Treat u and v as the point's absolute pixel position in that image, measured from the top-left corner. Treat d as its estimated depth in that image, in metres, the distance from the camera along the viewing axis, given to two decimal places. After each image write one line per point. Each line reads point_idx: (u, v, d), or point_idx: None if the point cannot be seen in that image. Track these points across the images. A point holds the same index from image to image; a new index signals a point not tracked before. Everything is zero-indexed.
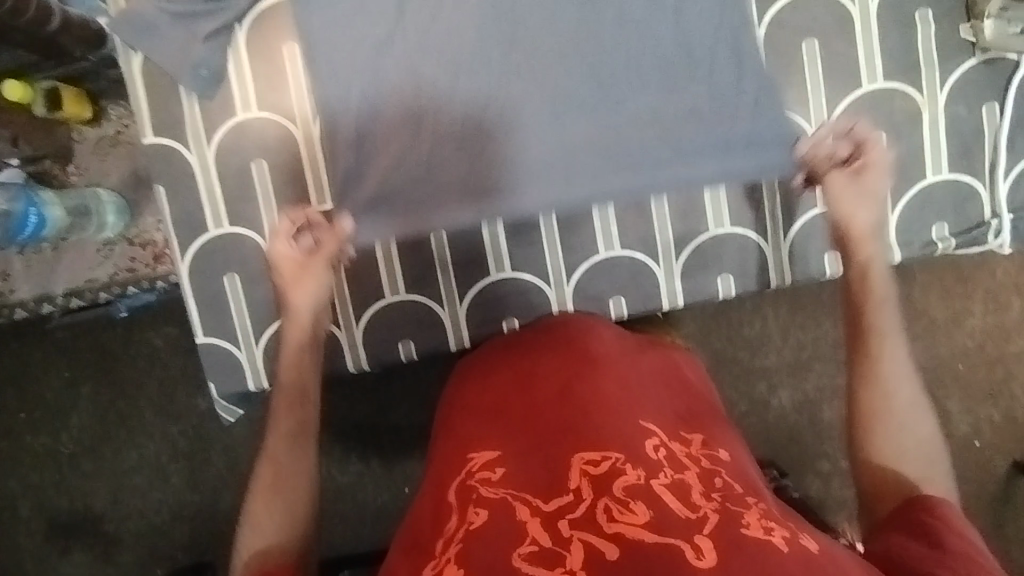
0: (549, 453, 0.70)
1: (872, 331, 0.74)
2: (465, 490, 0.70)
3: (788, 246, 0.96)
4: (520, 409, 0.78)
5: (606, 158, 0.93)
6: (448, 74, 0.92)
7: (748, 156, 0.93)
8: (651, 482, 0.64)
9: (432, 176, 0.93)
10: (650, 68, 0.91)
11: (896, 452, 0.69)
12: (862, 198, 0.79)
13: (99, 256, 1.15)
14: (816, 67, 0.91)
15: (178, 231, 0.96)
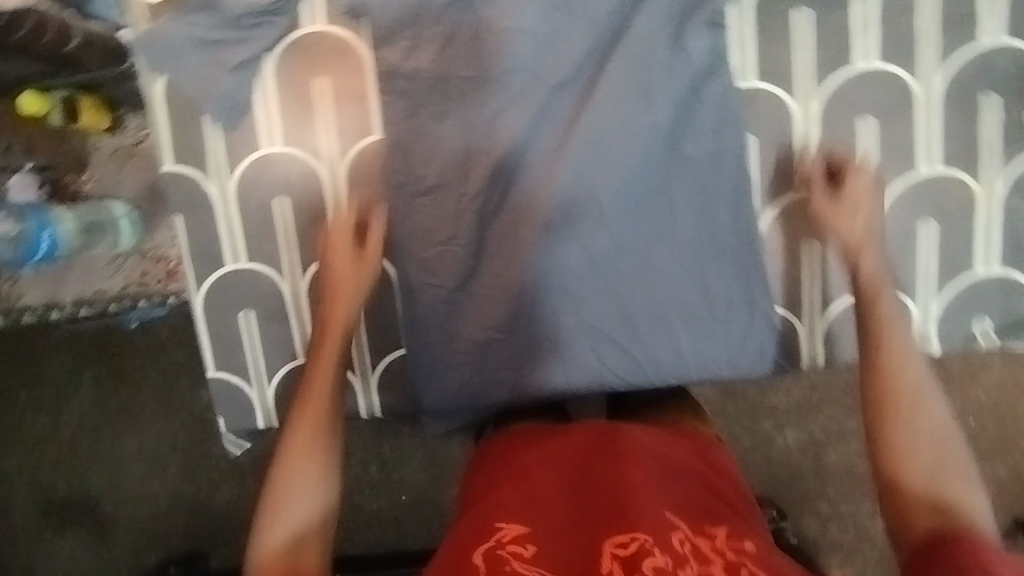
0: (578, 534, 0.66)
1: (884, 359, 0.69)
2: (494, 560, 0.63)
3: (822, 326, 0.93)
4: (547, 485, 0.72)
5: (627, 339, 0.89)
6: (474, 159, 0.86)
7: (790, 233, 0.90)
8: (679, 571, 0.61)
9: (450, 264, 0.88)
10: (693, 197, 0.86)
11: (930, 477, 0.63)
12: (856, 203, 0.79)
13: (110, 269, 1.12)
14: (874, 147, 0.87)
15: (194, 263, 0.93)
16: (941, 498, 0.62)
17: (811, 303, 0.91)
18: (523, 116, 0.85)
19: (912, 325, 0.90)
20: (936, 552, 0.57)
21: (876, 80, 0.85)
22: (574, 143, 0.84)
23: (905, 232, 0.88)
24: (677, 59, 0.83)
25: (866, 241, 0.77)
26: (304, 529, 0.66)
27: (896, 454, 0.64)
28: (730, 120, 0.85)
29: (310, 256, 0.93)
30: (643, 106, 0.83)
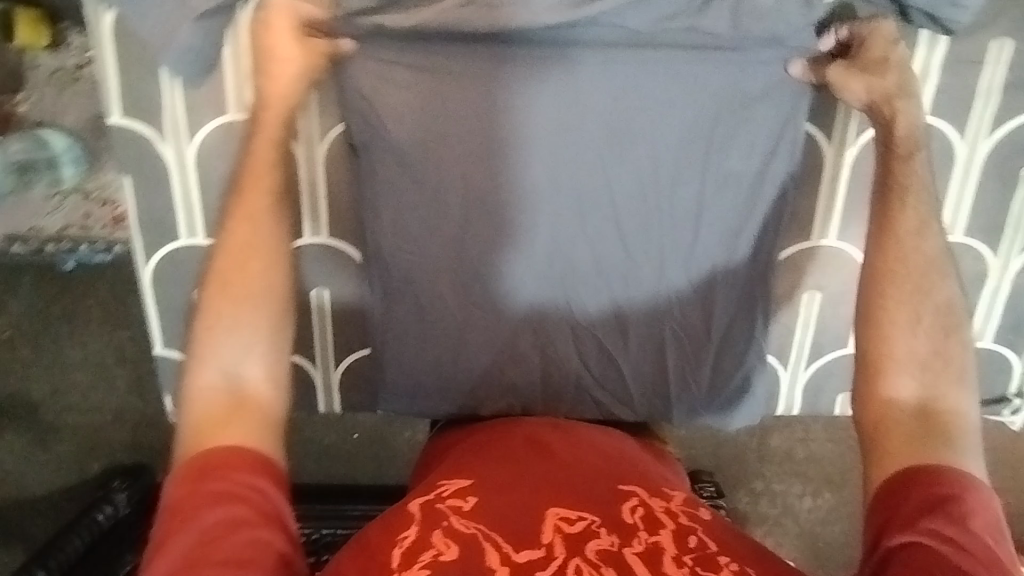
0: (526, 497, 0.63)
1: (900, 267, 0.69)
2: (433, 512, 0.62)
3: (805, 377, 0.91)
4: (503, 452, 0.70)
5: (614, 345, 0.82)
6: (471, 139, 0.74)
7: (795, 282, 0.85)
8: (625, 549, 0.58)
9: (420, 259, 0.79)
10: (708, 216, 0.78)
11: (919, 402, 0.65)
12: (877, 63, 0.71)
13: (48, 205, 0.98)
14: None
15: (144, 232, 0.83)
16: (931, 404, 0.65)
17: (799, 353, 0.89)
18: (539, 97, 0.73)
19: None
20: (911, 480, 0.61)
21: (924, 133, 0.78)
22: (605, 136, 0.74)
23: None
24: (740, 95, 0.73)
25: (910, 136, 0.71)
26: (238, 376, 0.66)
27: (889, 368, 0.67)
28: (762, 142, 0.75)
29: None
30: (676, 106, 0.73)
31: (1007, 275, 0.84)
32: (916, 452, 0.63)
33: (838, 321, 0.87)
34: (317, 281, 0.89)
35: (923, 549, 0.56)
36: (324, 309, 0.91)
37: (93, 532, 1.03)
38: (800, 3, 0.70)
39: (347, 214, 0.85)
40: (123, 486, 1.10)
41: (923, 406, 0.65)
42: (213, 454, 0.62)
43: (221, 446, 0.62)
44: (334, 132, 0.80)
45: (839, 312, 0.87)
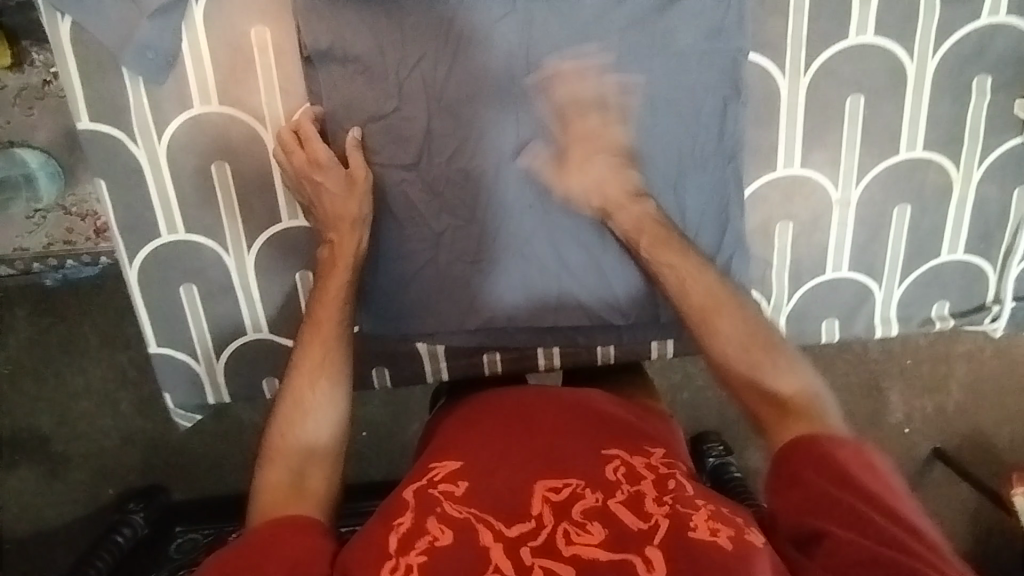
0: (515, 465, 0.64)
1: (696, 284, 0.73)
2: (425, 498, 0.62)
3: (789, 309, 0.91)
4: (484, 428, 0.69)
5: (593, 267, 0.86)
6: (423, 77, 0.79)
7: (769, 211, 0.86)
8: (610, 503, 0.60)
9: (396, 199, 0.83)
10: (662, 126, 0.81)
11: (772, 390, 0.66)
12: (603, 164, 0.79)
13: (31, 223, 1.01)
14: (859, 128, 0.83)
15: (124, 234, 0.84)
16: (776, 393, 0.66)
17: (784, 281, 0.89)
18: (478, 22, 0.78)
19: (874, 308, 0.91)
20: (797, 447, 0.62)
21: (871, 54, 0.80)
22: (563, 59, 0.79)
23: (879, 215, 0.86)
24: (670, 6, 0.79)
25: (638, 224, 0.78)
26: (304, 472, 0.66)
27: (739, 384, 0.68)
28: (708, 45, 0.79)
29: (253, 228, 0.85)
30: (612, 22, 0.79)
31: (971, 183, 0.85)
32: (788, 426, 0.64)
33: (817, 248, 0.88)
34: (298, 264, 0.87)
35: (812, 491, 0.58)
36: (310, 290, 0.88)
37: (114, 554, 1.09)
38: None
39: None
40: (139, 506, 1.16)
41: (777, 394, 0.66)
42: (285, 528, 0.60)
43: (273, 527, 0.60)
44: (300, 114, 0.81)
45: (818, 238, 0.88)
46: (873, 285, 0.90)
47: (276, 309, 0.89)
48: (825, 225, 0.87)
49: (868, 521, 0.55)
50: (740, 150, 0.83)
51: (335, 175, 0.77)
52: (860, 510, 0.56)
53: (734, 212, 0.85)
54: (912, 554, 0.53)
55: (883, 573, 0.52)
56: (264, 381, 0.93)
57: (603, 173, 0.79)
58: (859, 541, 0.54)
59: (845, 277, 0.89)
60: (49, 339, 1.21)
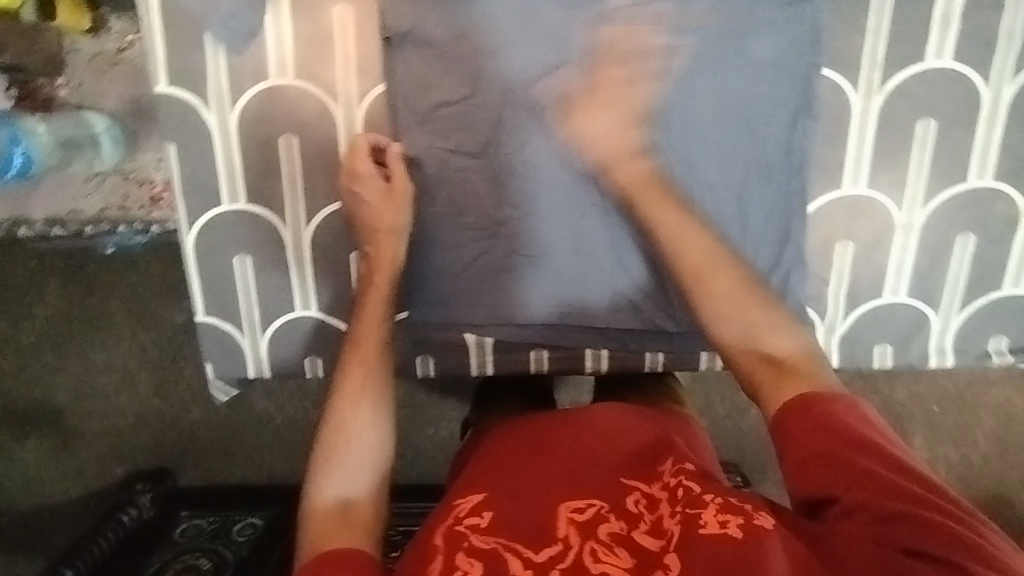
0: (537, 494, 0.63)
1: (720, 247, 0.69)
2: (451, 536, 0.59)
3: (842, 330, 0.90)
4: (499, 461, 0.69)
5: (642, 272, 0.85)
6: (487, 72, 0.79)
7: (831, 229, 0.86)
8: (635, 531, 0.59)
9: (456, 189, 0.83)
10: (729, 134, 0.81)
11: (749, 338, 0.64)
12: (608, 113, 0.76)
13: (89, 186, 1.02)
14: (930, 152, 0.82)
15: (187, 199, 0.85)
16: (774, 355, 0.64)
17: (840, 301, 0.88)
18: (544, 22, 0.78)
19: (929, 336, 0.89)
20: (796, 411, 0.59)
21: (946, 79, 0.80)
22: (626, 71, 0.79)
23: (942, 242, 0.85)
24: (755, 14, 0.78)
25: (638, 180, 0.74)
26: (349, 499, 0.62)
27: (741, 338, 0.65)
28: (780, 57, 0.79)
29: (315, 203, 0.86)
30: (681, 28, 0.79)
31: None
32: (784, 386, 0.61)
33: (876, 271, 0.87)
34: (354, 243, 0.87)
35: (811, 451, 0.57)
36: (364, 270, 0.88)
37: (118, 532, 1.13)
38: None
39: None
40: (146, 488, 1.20)
41: (771, 349, 0.64)
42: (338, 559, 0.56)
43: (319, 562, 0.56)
44: (374, 93, 0.82)
45: (877, 260, 0.87)
46: (929, 313, 0.88)
47: (327, 287, 0.89)
48: (886, 247, 0.86)
49: (864, 470, 0.55)
50: (807, 165, 0.83)
51: (371, 186, 0.80)
52: (860, 463, 0.55)
53: (795, 226, 0.84)
54: (922, 505, 0.52)
55: (896, 527, 0.52)
56: (306, 360, 0.92)
57: (603, 130, 0.76)
58: (870, 502, 0.53)
59: (901, 303, 0.88)
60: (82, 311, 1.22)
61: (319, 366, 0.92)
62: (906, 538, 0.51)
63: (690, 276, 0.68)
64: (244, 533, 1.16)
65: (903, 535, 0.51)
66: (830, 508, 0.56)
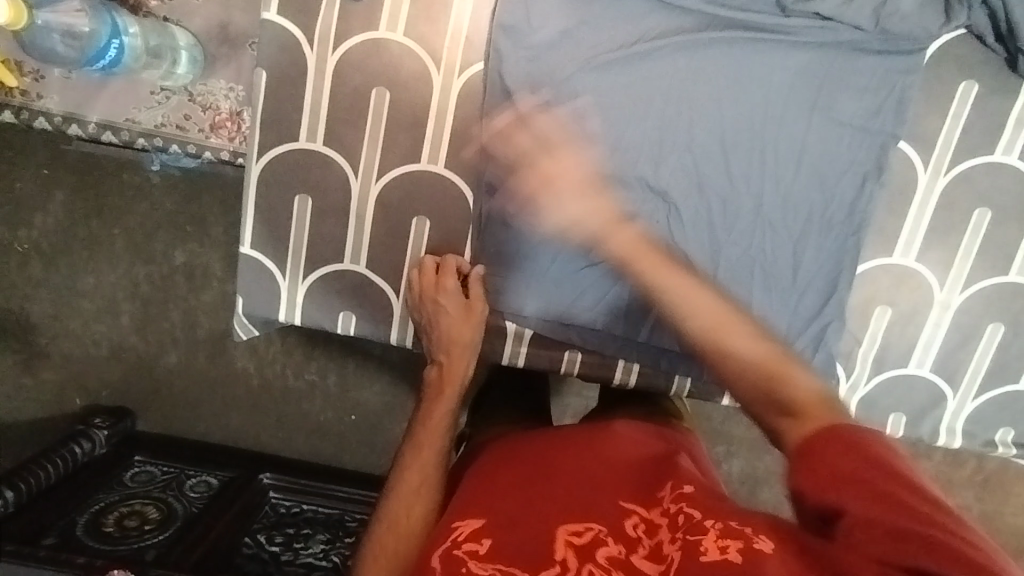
0: (536, 519, 0.64)
1: (711, 328, 0.59)
2: (449, 560, 0.61)
3: (863, 391, 0.92)
4: (500, 486, 0.69)
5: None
6: (576, 71, 0.81)
7: (875, 293, 0.89)
8: (632, 556, 0.59)
9: None
10: (798, 181, 0.83)
11: (757, 374, 0.57)
12: (577, 202, 0.70)
13: (152, 99, 1.01)
14: (979, 239, 0.87)
15: (264, 129, 0.85)
16: (789, 401, 0.56)
17: (867, 362, 0.91)
18: (644, 38, 0.81)
19: (942, 415, 0.92)
20: (820, 440, 0.52)
21: (1009, 174, 0.85)
22: (723, 103, 0.82)
23: (973, 326, 0.89)
24: (855, 73, 0.82)
25: (636, 243, 0.66)
26: None
27: (781, 370, 0.57)
28: (861, 120, 0.82)
29: (391, 159, 0.86)
30: (777, 72, 0.81)
31: None
32: (805, 418, 0.54)
33: (906, 341, 0.90)
34: (418, 208, 0.88)
35: (827, 465, 0.51)
36: (420, 237, 0.89)
37: (69, 462, 1.10)
38: (926, 20, 0.80)
39: (466, 146, 0.86)
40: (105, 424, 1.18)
41: (779, 378, 0.57)
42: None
43: None
44: (475, 67, 0.84)
45: (910, 331, 0.90)
46: (947, 391, 0.92)
47: (380, 245, 0.89)
48: (922, 320, 0.89)
49: (882, 494, 0.49)
50: (865, 227, 0.85)
51: (454, 299, 0.81)
52: (875, 484, 0.50)
53: (842, 280, 0.86)
54: (929, 527, 0.47)
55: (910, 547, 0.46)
56: (340, 314, 0.91)
57: (586, 207, 0.70)
58: (883, 518, 0.48)
59: (923, 377, 0.91)
60: (95, 224, 1.18)
61: (351, 323, 0.91)
62: (913, 558, 0.46)
63: (709, 333, 0.59)
64: (196, 490, 1.13)
65: (900, 555, 0.46)
66: (838, 526, 0.50)
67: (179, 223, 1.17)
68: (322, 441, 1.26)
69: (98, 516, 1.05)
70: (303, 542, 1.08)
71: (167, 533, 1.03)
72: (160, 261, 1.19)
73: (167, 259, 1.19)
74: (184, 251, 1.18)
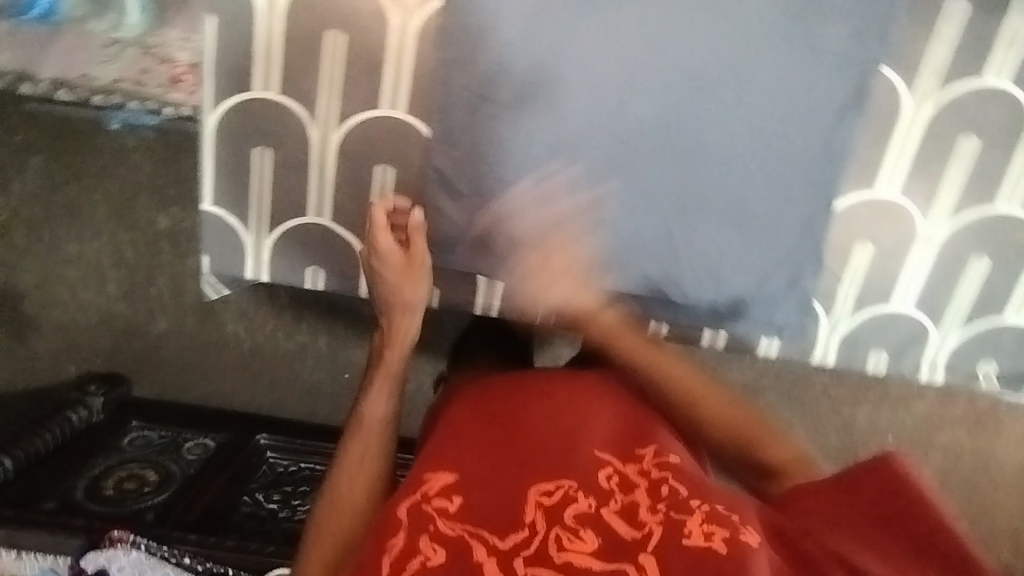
0: (509, 473, 0.63)
1: (701, 391, 0.75)
2: (417, 516, 0.60)
3: (843, 329, 0.91)
4: (472, 437, 0.68)
5: (636, 247, 0.84)
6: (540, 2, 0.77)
7: (856, 229, 0.86)
8: (603, 509, 0.60)
9: (490, 122, 0.81)
10: (772, 115, 0.80)
11: (736, 421, 0.74)
12: (548, 283, 0.80)
13: (106, 53, 0.98)
14: (966, 169, 0.84)
15: (216, 78, 0.82)
16: (770, 462, 0.72)
17: (846, 300, 0.89)
18: None
19: (924, 350, 0.91)
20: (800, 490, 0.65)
21: (997, 100, 0.81)
22: (692, 32, 0.78)
23: (957, 261, 0.87)
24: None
25: (616, 327, 0.78)
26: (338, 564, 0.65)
27: (761, 441, 0.73)
28: (839, 47, 0.78)
29: (350, 106, 0.83)
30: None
31: None
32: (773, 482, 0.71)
33: (889, 277, 0.88)
34: (382, 156, 0.85)
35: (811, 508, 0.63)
36: (385, 187, 0.86)
37: (66, 432, 1.11)
38: None
39: (427, 89, 0.83)
40: (98, 391, 1.18)
41: (758, 439, 0.73)
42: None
43: None
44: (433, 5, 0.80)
45: (892, 267, 0.88)
46: (930, 327, 0.90)
47: (345, 196, 0.86)
48: (904, 255, 0.87)
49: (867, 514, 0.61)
50: (846, 159, 0.83)
51: (389, 262, 0.77)
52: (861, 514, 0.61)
53: (818, 220, 0.83)
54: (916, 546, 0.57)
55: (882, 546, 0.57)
56: (308, 270, 0.89)
57: (568, 289, 0.79)
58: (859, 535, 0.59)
59: (905, 312, 0.90)
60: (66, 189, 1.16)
61: (320, 278, 0.89)
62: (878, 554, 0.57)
63: (679, 405, 0.74)
64: (194, 452, 1.13)
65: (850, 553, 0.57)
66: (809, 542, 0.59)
67: (150, 185, 1.14)
68: (312, 403, 1.25)
69: (97, 479, 1.05)
70: (299, 499, 1.08)
71: (164, 495, 1.04)
72: (137, 225, 1.17)
73: (144, 224, 1.16)
74: (160, 212, 1.16)
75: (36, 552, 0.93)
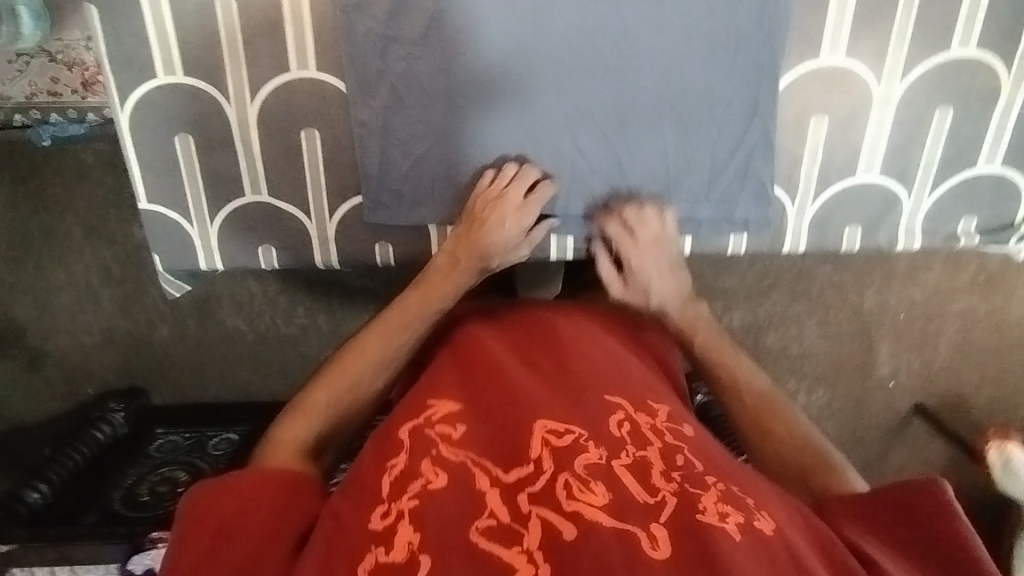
0: (515, 405, 0.55)
1: (760, 400, 0.68)
2: (419, 439, 0.53)
3: (812, 211, 0.87)
4: (490, 360, 0.61)
5: (584, 166, 0.81)
6: None
7: (807, 103, 0.82)
8: (614, 462, 0.51)
9: (404, 60, 0.77)
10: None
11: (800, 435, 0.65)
12: (670, 268, 0.78)
13: (13, 69, 1.03)
14: (912, 17, 0.78)
15: (116, 70, 0.79)
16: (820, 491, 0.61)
17: (811, 180, 0.85)
18: None
19: (899, 217, 0.88)
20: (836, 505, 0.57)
21: None
22: None
23: (919, 117, 0.83)
24: None
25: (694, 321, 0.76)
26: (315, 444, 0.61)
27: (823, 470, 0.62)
28: None
29: (259, 74, 0.79)
30: None
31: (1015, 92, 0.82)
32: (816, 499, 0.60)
33: (851, 147, 0.84)
34: (303, 121, 0.82)
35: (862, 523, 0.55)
36: (315, 152, 0.83)
37: (92, 449, 1.11)
38: None
39: (332, 40, 0.78)
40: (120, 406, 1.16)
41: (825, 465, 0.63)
42: (269, 481, 0.54)
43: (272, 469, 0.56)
44: None
45: (852, 137, 0.83)
46: (901, 194, 0.87)
47: (277, 169, 0.84)
48: (863, 121, 0.83)
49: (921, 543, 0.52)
50: (786, 29, 0.77)
51: (503, 211, 0.77)
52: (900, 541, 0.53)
53: (765, 104, 0.79)
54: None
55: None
56: (260, 250, 0.88)
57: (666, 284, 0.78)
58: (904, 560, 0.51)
59: (874, 183, 0.86)
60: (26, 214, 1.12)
61: (274, 257, 0.88)
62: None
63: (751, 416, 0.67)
64: (219, 448, 1.13)
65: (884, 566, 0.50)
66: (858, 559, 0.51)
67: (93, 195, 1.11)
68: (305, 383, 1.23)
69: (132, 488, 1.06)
70: None
71: None
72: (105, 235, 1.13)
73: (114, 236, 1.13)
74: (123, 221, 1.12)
75: (91, 564, 0.98)
